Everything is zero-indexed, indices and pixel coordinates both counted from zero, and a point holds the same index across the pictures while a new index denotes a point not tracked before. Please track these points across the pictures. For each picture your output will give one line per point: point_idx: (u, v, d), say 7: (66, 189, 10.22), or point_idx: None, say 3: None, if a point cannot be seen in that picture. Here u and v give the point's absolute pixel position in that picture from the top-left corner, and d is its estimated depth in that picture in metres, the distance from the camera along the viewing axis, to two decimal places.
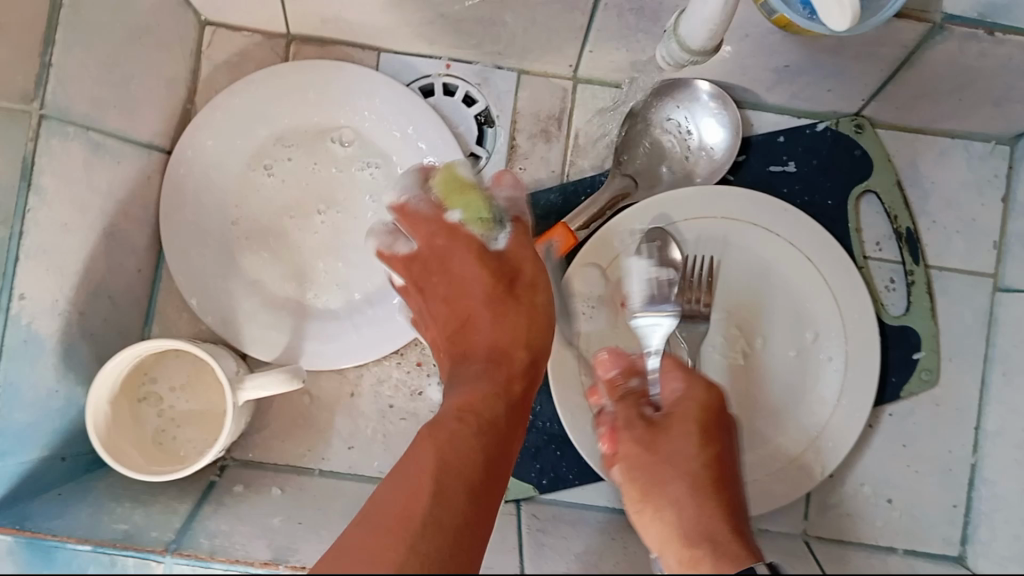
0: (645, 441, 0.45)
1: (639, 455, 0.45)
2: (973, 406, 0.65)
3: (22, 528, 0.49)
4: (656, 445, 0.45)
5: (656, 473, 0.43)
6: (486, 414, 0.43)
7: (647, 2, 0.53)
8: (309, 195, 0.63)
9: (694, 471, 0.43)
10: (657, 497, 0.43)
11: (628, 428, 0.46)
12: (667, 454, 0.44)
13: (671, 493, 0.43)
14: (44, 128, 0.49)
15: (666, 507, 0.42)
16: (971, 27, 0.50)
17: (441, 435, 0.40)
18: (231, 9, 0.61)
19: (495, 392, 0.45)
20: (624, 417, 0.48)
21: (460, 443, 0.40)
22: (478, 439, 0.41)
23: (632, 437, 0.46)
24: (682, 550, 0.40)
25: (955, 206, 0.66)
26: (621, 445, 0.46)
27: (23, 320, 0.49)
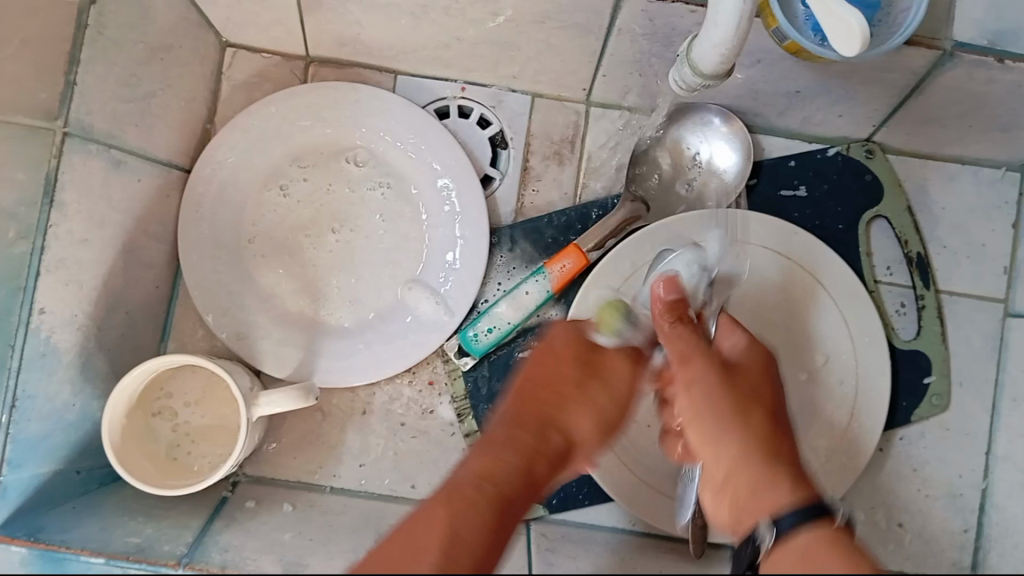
0: (717, 375, 0.45)
1: (697, 387, 0.45)
2: (984, 432, 0.65)
3: (36, 541, 0.48)
4: (731, 382, 0.45)
5: (720, 407, 0.43)
6: (506, 490, 0.39)
7: (660, 28, 0.54)
8: (323, 214, 0.64)
9: (754, 404, 0.44)
10: (702, 422, 0.44)
11: (700, 361, 0.45)
12: (738, 397, 0.44)
13: (738, 419, 0.43)
14: (67, 145, 0.50)
15: (726, 442, 0.42)
16: (979, 54, 0.51)
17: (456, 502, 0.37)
18: (253, 32, 0.62)
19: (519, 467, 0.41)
20: (694, 360, 0.45)
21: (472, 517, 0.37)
22: (488, 510, 0.38)
23: (705, 366, 0.45)
24: (764, 468, 0.41)
25: (965, 230, 0.66)
26: (681, 372, 0.46)
27: (42, 334, 0.50)
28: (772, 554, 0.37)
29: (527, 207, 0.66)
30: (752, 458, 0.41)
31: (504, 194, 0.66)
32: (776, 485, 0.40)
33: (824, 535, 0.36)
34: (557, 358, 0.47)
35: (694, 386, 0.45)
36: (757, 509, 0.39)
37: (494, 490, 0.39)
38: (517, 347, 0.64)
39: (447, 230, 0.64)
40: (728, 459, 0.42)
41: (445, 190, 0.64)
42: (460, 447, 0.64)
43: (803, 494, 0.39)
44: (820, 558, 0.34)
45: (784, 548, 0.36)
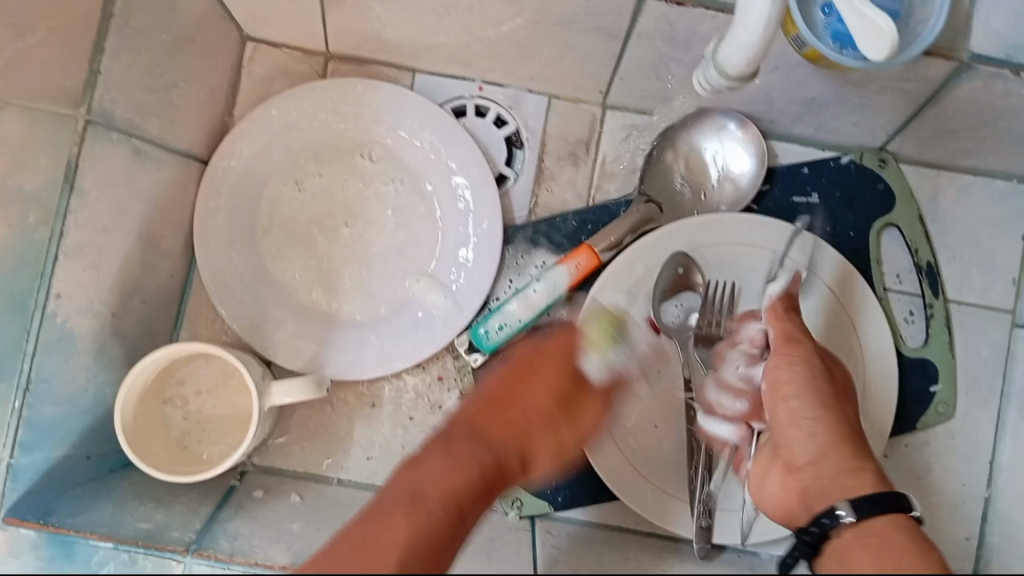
0: (819, 370, 0.53)
1: (813, 364, 0.53)
2: (988, 443, 0.65)
3: (46, 523, 0.49)
4: (828, 377, 0.53)
5: (819, 389, 0.52)
6: (482, 457, 0.43)
7: (679, 33, 0.54)
8: (338, 209, 0.65)
9: (840, 395, 0.53)
10: (806, 394, 0.52)
11: (803, 359, 0.53)
12: (835, 393, 0.52)
13: (831, 409, 0.51)
14: (90, 133, 0.51)
15: (830, 420, 0.50)
16: (997, 66, 0.51)
17: (430, 459, 0.41)
18: (275, 28, 0.63)
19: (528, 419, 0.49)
20: (795, 348, 0.54)
21: (444, 470, 0.40)
22: (483, 466, 0.43)
23: (810, 361, 0.53)
24: (851, 459, 0.47)
25: (975, 242, 0.67)
26: (799, 351, 0.54)
27: (59, 318, 0.51)
28: (852, 530, 0.41)
29: (541, 208, 0.66)
30: (838, 442, 0.49)
31: (518, 194, 0.67)
32: (862, 471, 0.46)
33: (898, 521, 0.41)
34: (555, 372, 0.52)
35: (788, 378, 0.53)
36: (843, 487, 0.45)
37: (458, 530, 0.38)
38: None
39: (461, 228, 0.64)
40: (819, 444, 0.49)
41: (459, 188, 0.64)
42: None
43: (883, 486, 0.44)
44: (884, 539, 0.40)
45: (859, 530, 0.41)
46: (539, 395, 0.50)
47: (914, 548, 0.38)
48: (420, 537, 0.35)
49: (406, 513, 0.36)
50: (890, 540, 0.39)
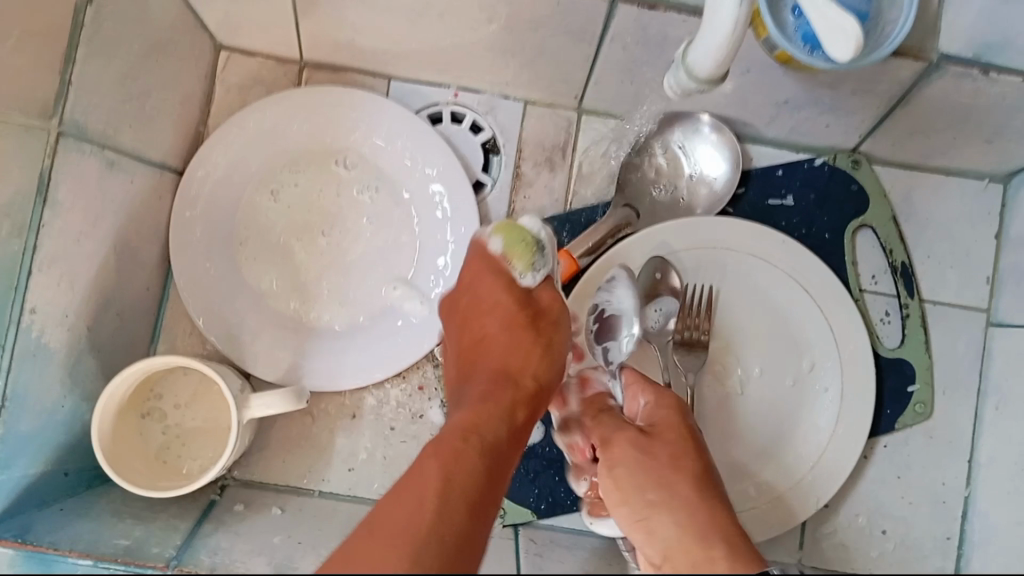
0: (640, 449, 0.47)
1: (630, 449, 0.47)
2: (966, 439, 0.66)
3: (23, 542, 0.48)
4: (650, 451, 0.47)
5: (639, 454, 0.47)
6: (487, 434, 0.41)
7: (652, 36, 0.55)
8: (314, 219, 0.65)
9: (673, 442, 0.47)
10: (619, 476, 0.47)
11: (620, 457, 0.47)
12: (656, 446, 0.47)
13: (652, 466, 0.46)
14: (62, 143, 0.50)
15: (680, 514, 0.42)
16: (966, 65, 0.52)
17: (441, 452, 0.38)
18: (248, 35, 0.63)
19: (507, 385, 0.46)
20: (610, 451, 0.48)
21: (458, 459, 0.38)
22: (479, 455, 0.39)
23: (627, 446, 0.48)
24: (710, 539, 0.40)
25: (949, 240, 0.67)
26: (614, 446, 0.48)
27: (33, 332, 0.50)
28: None
29: (518, 214, 0.67)
30: (683, 537, 0.41)
31: (495, 201, 0.67)
32: (718, 550, 0.39)
33: None
34: (499, 297, 0.50)
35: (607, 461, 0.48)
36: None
37: (501, 461, 0.40)
38: None
39: (439, 236, 0.64)
40: (663, 542, 0.42)
41: (437, 196, 0.64)
42: None
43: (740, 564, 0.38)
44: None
45: None
46: (500, 340, 0.49)
47: None
48: (458, 472, 0.37)
49: (444, 457, 0.38)
50: None
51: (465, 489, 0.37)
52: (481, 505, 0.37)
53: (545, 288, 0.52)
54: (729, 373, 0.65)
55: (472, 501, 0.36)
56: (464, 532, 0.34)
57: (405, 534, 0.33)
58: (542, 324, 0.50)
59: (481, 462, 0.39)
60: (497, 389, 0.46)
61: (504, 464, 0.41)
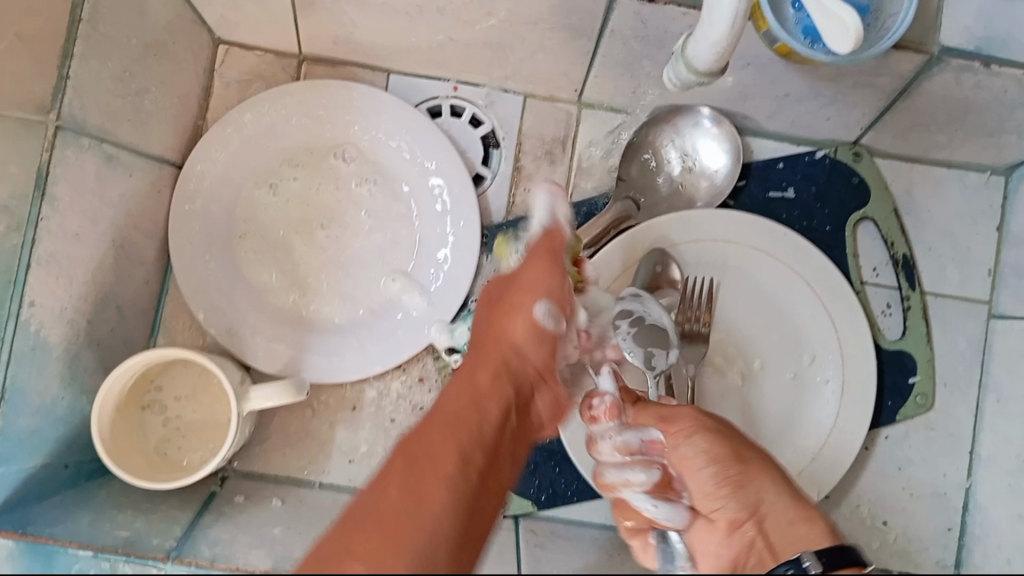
0: (710, 425, 0.50)
1: (703, 423, 0.50)
2: (967, 432, 0.66)
3: (23, 533, 0.48)
4: (718, 425, 0.51)
5: (711, 431, 0.50)
6: (474, 434, 0.37)
7: (651, 30, 0.55)
8: (313, 212, 0.65)
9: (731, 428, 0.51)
10: (692, 448, 0.49)
11: (694, 425, 0.50)
12: (719, 426, 0.50)
13: (727, 442, 0.49)
14: (60, 139, 0.50)
15: (762, 482, 0.48)
16: (967, 59, 0.52)
17: (411, 460, 0.35)
18: (247, 30, 0.63)
19: (498, 375, 0.42)
20: (679, 422, 0.51)
21: (435, 473, 0.34)
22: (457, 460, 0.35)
23: (695, 421, 0.50)
24: (796, 508, 0.46)
25: (950, 234, 0.67)
26: (682, 421, 0.51)
27: (32, 327, 0.50)
28: None
29: (518, 207, 0.66)
30: (789, 499, 0.47)
31: (495, 194, 0.66)
32: (811, 520, 0.45)
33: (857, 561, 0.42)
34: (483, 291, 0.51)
35: (681, 430, 0.50)
36: (795, 543, 0.44)
37: (481, 438, 0.38)
38: None
39: (438, 229, 0.64)
40: (746, 501, 0.47)
41: (436, 189, 0.64)
42: None
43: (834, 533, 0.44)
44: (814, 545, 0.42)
45: None
46: (505, 323, 0.46)
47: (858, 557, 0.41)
48: (429, 458, 0.35)
49: (414, 465, 0.34)
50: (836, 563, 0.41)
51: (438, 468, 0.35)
52: (458, 481, 0.35)
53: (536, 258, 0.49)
54: (729, 365, 0.65)
55: (444, 520, 0.33)
56: (442, 521, 0.33)
57: (375, 517, 0.31)
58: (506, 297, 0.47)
59: (456, 440, 0.36)
60: (480, 372, 0.42)
61: (485, 439, 0.38)
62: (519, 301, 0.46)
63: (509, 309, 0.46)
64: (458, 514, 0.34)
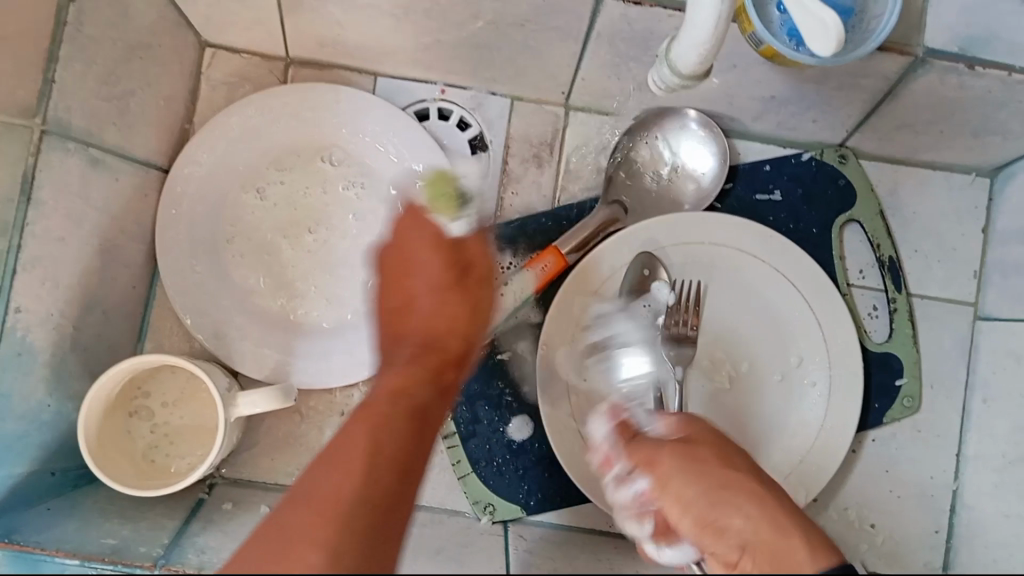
0: (687, 458, 0.44)
1: (681, 460, 0.44)
2: (953, 433, 0.66)
3: (10, 541, 0.48)
4: (698, 456, 0.44)
5: (693, 469, 0.43)
6: (416, 400, 0.37)
7: (637, 32, 0.55)
8: (300, 216, 0.65)
9: (720, 458, 0.44)
10: (672, 493, 0.43)
11: (674, 465, 0.44)
12: (699, 454, 0.44)
13: (710, 477, 0.42)
14: (46, 143, 0.50)
15: (745, 509, 0.40)
16: (951, 60, 0.52)
17: (370, 417, 0.35)
18: (233, 33, 0.62)
19: (424, 360, 0.39)
20: (662, 461, 0.44)
21: (395, 424, 0.35)
22: (407, 415, 0.36)
23: (675, 458, 0.44)
24: (785, 524, 0.39)
25: (935, 235, 0.68)
26: (660, 459, 0.45)
27: (18, 331, 0.50)
28: None
29: (507, 210, 0.66)
30: (764, 521, 0.39)
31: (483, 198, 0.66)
32: (791, 535, 0.38)
33: None
34: (421, 242, 0.43)
35: (660, 469, 0.44)
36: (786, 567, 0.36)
37: (421, 425, 0.36)
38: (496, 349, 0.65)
39: None
40: (739, 536, 0.39)
41: None
42: (439, 449, 0.64)
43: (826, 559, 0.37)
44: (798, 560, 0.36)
45: None
46: (429, 298, 0.42)
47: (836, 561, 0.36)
48: (374, 445, 0.34)
49: (373, 416, 0.35)
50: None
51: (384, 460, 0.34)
52: (416, 428, 0.36)
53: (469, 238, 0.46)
54: (717, 367, 0.65)
55: (401, 455, 0.34)
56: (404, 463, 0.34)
57: (332, 494, 0.32)
58: (461, 270, 0.43)
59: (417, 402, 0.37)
60: (415, 353, 0.40)
61: (432, 398, 0.37)
62: (472, 283, 0.43)
63: (464, 292, 0.42)
64: (416, 452, 0.35)
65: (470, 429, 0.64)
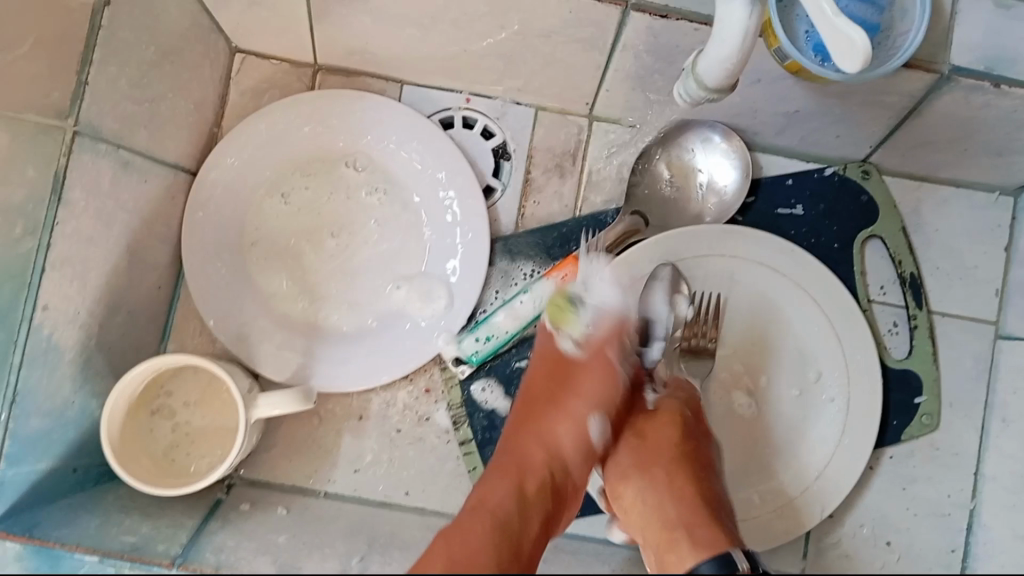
0: (641, 442, 0.57)
1: (635, 443, 0.57)
2: (972, 452, 0.66)
3: (31, 536, 0.49)
4: (655, 439, 0.56)
5: (648, 454, 0.55)
6: (501, 511, 0.47)
7: (663, 45, 0.55)
8: (323, 220, 0.65)
9: (673, 443, 0.56)
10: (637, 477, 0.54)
11: (629, 440, 0.57)
12: (654, 436, 0.56)
13: (659, 462, 0.54)
14: (77, 144, 0.51)
15: (658, 482, 0.53)
16: (976, 79, 0.52)
17: (456, 530, 0.43)
18: (263, 38, 0.63)
19: (513, 492, 0.49)
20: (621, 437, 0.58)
21: (474, 532, 0.43)
22: (492, 530, 0.44)
23: (632, 440, 0.57)
24: (694, 499, 0.52)
25: (957, 253, 0.67)
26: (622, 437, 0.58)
27: (45, 330, 0.50)
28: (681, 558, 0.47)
29: (528, 219, 0.67)
30: (686, 496, 0.52)
31: (504, 206, 0.67)
32: (712, 515, 0.50)
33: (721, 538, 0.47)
34: (537, 374, 0.58)
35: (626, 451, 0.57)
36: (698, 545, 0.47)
37: (518, 532, 0.46)
38: (513, 356, 0.65)
39: (448, 239, 0.64)
40: (653, 505, 0.52)
41: (447, 200, 0.64)
42: (454, 455, 0.65)
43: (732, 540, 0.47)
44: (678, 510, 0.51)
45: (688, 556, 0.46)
46: (544, 427, 0.55)
47: (715, 530, 0.48)
48: (465, 544, 0.41)
49: (459, 528, 0.44)
50: (706, 535, 0.48)
51: (474, 555, 0.40)
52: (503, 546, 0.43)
53: (587, 353, 0.58)
54: (736, 381, 0.65)
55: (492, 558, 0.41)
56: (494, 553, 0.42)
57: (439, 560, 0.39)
58: (562, 399, 0.56)
59: (496, 527, 0.45)
60: (523, 474, 0.51)
61: (516, 525, 0.46)
62: (572, 406, 0.56)
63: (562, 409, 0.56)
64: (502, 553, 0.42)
65: (487, 436, 0.65)
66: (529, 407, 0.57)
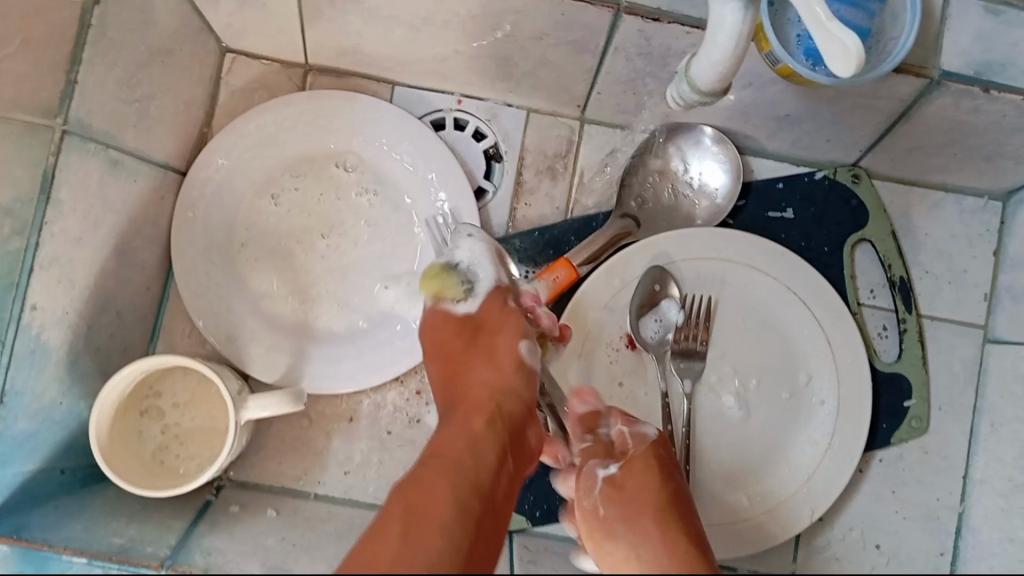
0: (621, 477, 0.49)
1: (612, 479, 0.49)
2: (960, 456, 0.66)
3: (19, 538, 0.49)
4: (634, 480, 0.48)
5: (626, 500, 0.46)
6: (454, 450, 0.41)
7: (654, 48, 0.55)
8: (313, 220, 0.65)
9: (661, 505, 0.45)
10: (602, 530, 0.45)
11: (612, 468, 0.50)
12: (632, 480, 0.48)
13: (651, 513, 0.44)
14: (66, 144, 0.50)
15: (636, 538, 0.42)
16: (966, 84, 0.52)
17: (408, 480, 0.38)
18: (254, 38, 0.63)
19: (471, 436, 0.43)
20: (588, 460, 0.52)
21: (428, 478, 0.38)
22: (453, 475, 0.39)
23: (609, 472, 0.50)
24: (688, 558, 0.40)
25: (945, 256, 0.68)
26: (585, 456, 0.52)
27: (33, 330, 0.50)
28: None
29: (519, 221, 0.67)
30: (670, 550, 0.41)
31: (496, 208, 0.67)
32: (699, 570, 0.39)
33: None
34: (444, 333, 0.54)
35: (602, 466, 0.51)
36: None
37: (479, 480, 0.40)
38: None
39: None
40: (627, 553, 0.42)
41: (438, 202, 0.64)
42: None
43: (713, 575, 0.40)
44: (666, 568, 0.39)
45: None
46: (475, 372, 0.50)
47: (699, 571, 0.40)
48: (423, 489, 0.37)
49: (411, 479, 0.38)
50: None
51: (437, 506, 0.36)
52: (459, 516, 0.37)
53: (481, 303, 0.55)
54: (726, 383, 0.65)
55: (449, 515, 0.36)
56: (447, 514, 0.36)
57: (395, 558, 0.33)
58: (478, 339, 0.52)
59: (450, 480, 0.38)
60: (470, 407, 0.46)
61: (476, 472, 0.40)
62: (489, 342, 0.52)
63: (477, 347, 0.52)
64: (462, 514, 0.37)
65: None
66: (453, 358, 0.52)
